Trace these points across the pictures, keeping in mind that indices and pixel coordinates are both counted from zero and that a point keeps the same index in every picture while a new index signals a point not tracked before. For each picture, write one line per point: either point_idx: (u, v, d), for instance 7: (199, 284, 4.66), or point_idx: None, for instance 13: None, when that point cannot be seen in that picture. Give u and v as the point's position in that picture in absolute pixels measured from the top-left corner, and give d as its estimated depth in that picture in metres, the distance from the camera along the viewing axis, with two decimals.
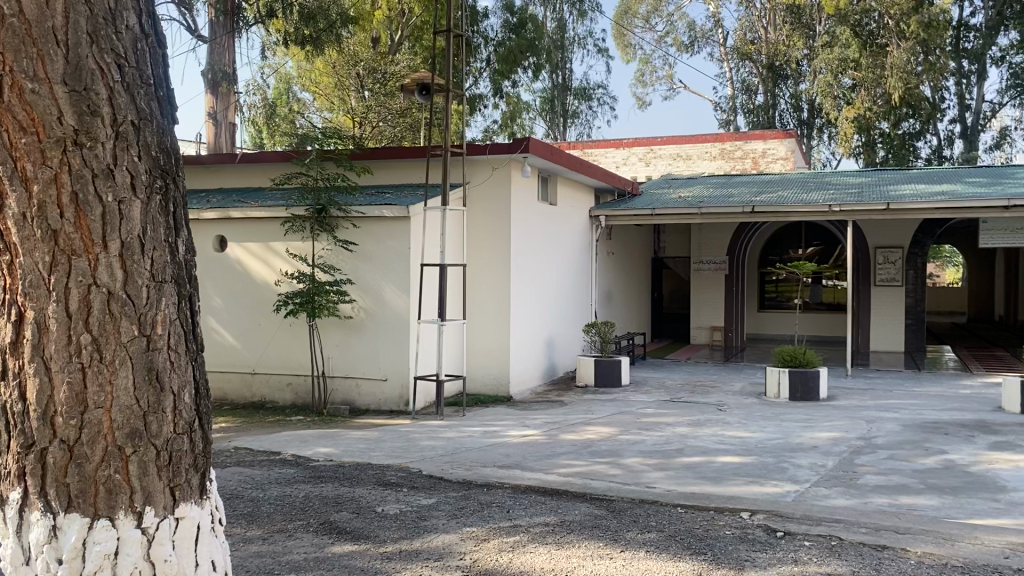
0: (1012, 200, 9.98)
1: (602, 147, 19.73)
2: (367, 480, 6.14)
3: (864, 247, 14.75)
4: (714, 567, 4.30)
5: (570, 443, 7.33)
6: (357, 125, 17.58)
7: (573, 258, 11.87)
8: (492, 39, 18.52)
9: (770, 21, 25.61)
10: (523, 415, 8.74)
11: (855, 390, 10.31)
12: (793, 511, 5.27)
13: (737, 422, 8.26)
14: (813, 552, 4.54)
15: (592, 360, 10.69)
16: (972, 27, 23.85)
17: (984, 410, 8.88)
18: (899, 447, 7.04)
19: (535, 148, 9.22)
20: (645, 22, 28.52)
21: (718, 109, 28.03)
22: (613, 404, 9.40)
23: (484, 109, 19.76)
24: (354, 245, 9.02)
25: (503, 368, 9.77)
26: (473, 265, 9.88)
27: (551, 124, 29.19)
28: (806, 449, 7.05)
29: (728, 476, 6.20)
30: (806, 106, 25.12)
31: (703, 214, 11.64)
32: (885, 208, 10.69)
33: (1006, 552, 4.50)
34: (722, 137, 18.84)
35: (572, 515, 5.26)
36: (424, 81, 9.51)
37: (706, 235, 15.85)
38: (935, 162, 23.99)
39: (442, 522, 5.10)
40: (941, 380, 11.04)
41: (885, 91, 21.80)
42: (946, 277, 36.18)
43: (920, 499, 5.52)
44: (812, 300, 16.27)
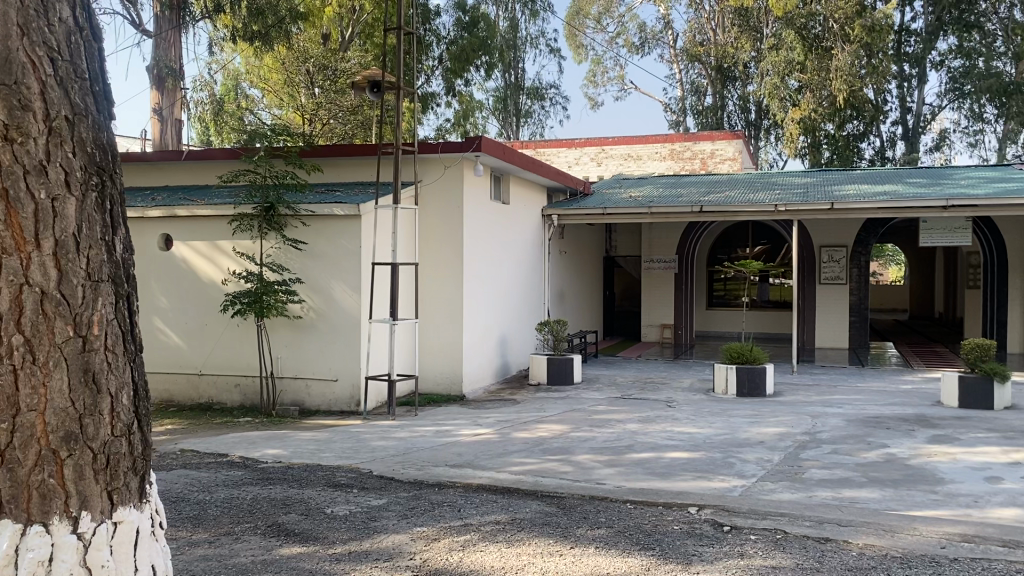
0: (949, 200, 10.27)
1: (555, 147, 19.87)
2: (317, 481, 6.08)
3: (809, 247, 15.05)
4: (662, 562, 4.35)
5: (521, 441, 7.35)
6: (307, 122, 17.38)
7: (526, 256, 11.90)
8: (445, 37, 18.48)
9: (719, 23, 26.01)
10: (475, 414, 8.73)
11: (801, 385, 10.52)
12: (739, 506, 5.35)
13: (686, 419, 8.36)
14: (759, 546, 4.62)
15: (544, 359, 10.71)
16: (913, 32, 24.53)
17: (924, 404, 9.12)
18: (842, 442, 7.20)
19: (487, 147, 9.22)
20: (597, 23, 28.70)
21: (669, 110, 28.40)
22: (564, 402, 9.45)
23: (436, 107, 19.77)
24: (304, 245, 8.91)
25: (456, 366, 9.75)
26: (425, 265, 9.83)
27: (504, 123, 29.29)
28: (752, 444, 7.18)
29: (676, 471, 6.28)
30: (753, 108, 25.60)
31: (653, 213, 11.76)
32: (829, 208, 10.93)
33: (943, 541, 4.64)
34: (671, 138, 19.05)
35: (522, 513, 5.28)
36: (375, 78, 9.43)
37: (657, 234, 16.03)
38: (878, 163, 24.61)
39: (392, 523, 5.07)
40: (884, 376, 11.31)
41: (830, 93, 22.24)
42: (888, 276, 37.20)
43: (862, 492, 5.65)
44: (759, 298, 16.55)
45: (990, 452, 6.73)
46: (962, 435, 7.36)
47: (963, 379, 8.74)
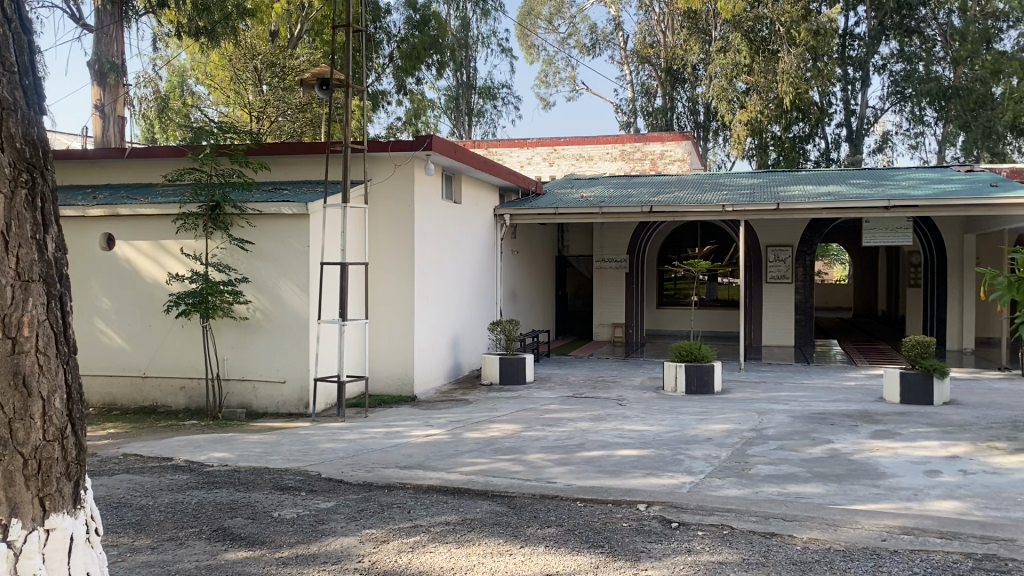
0: (891, 201, 10.51)
1: (507, 147, 19.91)
2: (264, 484, 5.99)
3: (756, 247, 15.30)
4: (611, 560, 4.38)
5: (473, 441, 7.33)
6: (254, 120, 17.12)
7: (478, 256, 11.89)
8: (396, 35, 18.32)
9: (669, 24, 26.31)
10: (426, 415, 8.69)
11: (749, 382, 10.68)
12: (688, 502, 5.41)
13: (637, 417, 8.42)
14: (706, 541, 4.68)
15: (496, 359, 10.70)
16: (856, 36, 25.09)
17: (867, 400, 9.33)
18: (787, 438, 7.32)
19: (437, 146, 9.17)
20: (548, 23, 28.81)
21: (619, 111, 28.66)
22: (516, 401, 9.45)
23: (387, 105, 19.66)
24: (250, 244, 8.77)
25: (406, 367, 9.69)
26: (375, 265, 9.76)
27: (455, 123, 29.28)
28: (701, 441, 7.26)
29: (626, 469, 6.33)
30: (702, 110, 25.99)
31: (604, 214, 11.83)
32: (776, 208, 11.10)
33: (884, 535, 4.74)
34: (622, 139, 19.19)
35: (473, 513, 5.26)
36: (323, 76, 9.32)
37: (608, 234, 16.14)
38: (823, 165, 25.16)
39: (340, 525, 5.02)
40: (828, 373, 11.55)
41: (776, 96, 22.63)
42: (834, 276, 38.02)
43: (807, 487, 5.76)
44: (708, 297, 16.76)
45: (929, 446, 6.90)
46: (902, 430, 7.54)
47: (904, 375, 8.95)
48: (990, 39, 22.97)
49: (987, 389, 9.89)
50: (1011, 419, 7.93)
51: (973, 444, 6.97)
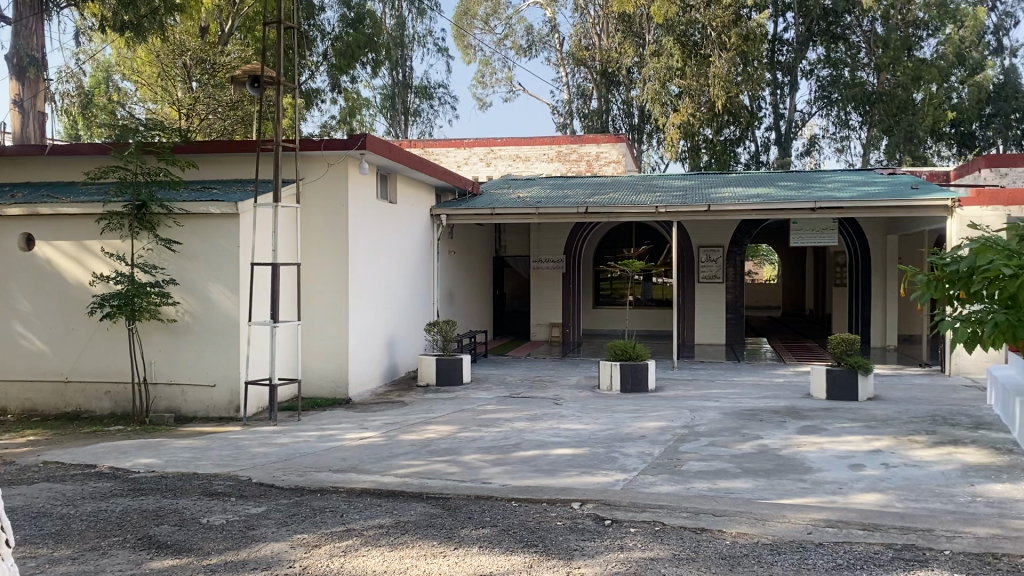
0: (817, 203, 10.81)
1: (444, 147, 19.89)
2: (192, 490, 5.84)
3: (688, 247, 15.57)
4: (544, 559, 4.39)
5: (408, 444, 7.28)
6: (183, 117, 16.69)
7: (414, 256, 11.80)
8: (330, 33, 18.06)
9: (604, 27, 26.53)
10: (361, 417, 8.61)
11: (682, 380, 10.86)
12: (621, 500, 5.46)
13: (572, 416, 8.48)
14: (638, 538, 4.74)
15: (432, 360, 10.66)
16: (785, 41, 25.73)
17: (795, 397, 9.57)
18: (718, 434, 7.45)
19: (372, 144, 9.10)
20: (484, 24, 28.84)
21: (556, 113, 28.88)
22: (453, 402, 9.41)
23: (321, 104, 19.45)
24: (178, 245, 8.55)
25: (341, 369, 9.58)
26: (307, 265, 9.62)
27: (392, 122, 29.12)
28: (635, 438, 7.36)
29: (561, 468, 6.36)
30: (636, 113, 26.41)
31: (541, 214, 11.90)
32: (707, 209, 11.33)
33: (810, 528, 4.87)
34: (558, 140, 19.33)
35: (407, 516, 5.22)
36: (254, 73, 9.15)
37: (545, 235, 16.23)
38: (753, 167, 25.79)
39: (271, 531, 4.93)
40: (759, 370, 11.82)
41: (708, 99, 23.07)
42: (764, 275, 38.96)
43: (736, 482, 5.88)
44: (643, 297, 16.99)
45: (854, 441, 7.11)
46: (828, 426, 7.76)
47: (830, 372, 9.21)
48: (911, 46, 23.73)
49: (909, 385, 10.24)
50: (931, 414, 8.23)
51: (895, 438, 7.21)
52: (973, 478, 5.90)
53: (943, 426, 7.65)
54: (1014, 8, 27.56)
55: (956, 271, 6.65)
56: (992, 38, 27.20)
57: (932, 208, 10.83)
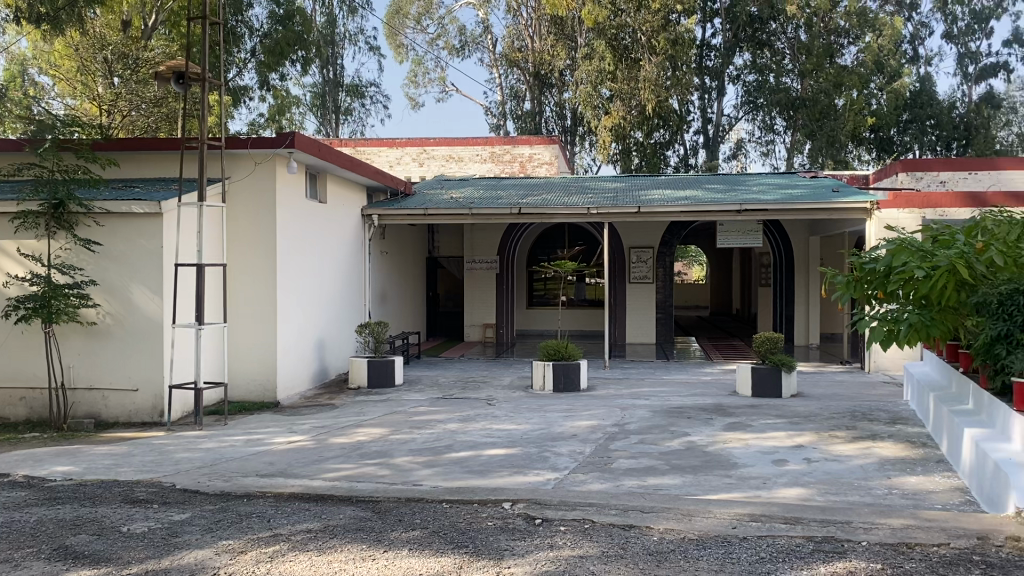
0: (743, 205, 11.06)
1: (376, 146, 19.75)
2: (112, 498, 5.67)
3: (620, 247, 15.77)
4: (474, 559, 4.40)
5: (339, 447, 7.19)
6: (104, 113, 16.17)
7: (344, 257, 11.65)
8: (258, 29, 17.72)
9: (536, 30, 26.63)
10: (290, 420, 8.48)
11: (613, 379, 11.00)
12: (551, 499, 5.50)
13: (504, 416, 8.51)
14: (568, 536, 4.78)
15: (364, 361, 10.56)
16: (713, 47, 26.28)
17: (722, 394, 9.78)
18: (648, 432, 7.57)
19: (301, 143, 8.97)
20: (416, 23, 28.69)
21: (489, 113, 28.95)
22: (384, 404, 9.34)
23: (249, 101, 19.10)
24: (98, 245, 8.28)
25: (269, 373, 9.41)
26: (234, 265, 9.43)
27: (322, 120, 28.74)
28: (566, 437, 7.42)
29: (493, 468, 6.38)
30: (569, 115, 26.72)
31: (474, 214, 11.88)
32: (637, 211, 11.48)
33: (735, 522, 4.98)
34: (491, 141, 19.36)
35: (336, 520, 5.16)
36: (178, 69, 8.93)
37: (478, 235, 16.22)
38: (682, 170, 26.34)
39: (195, 537, 4.82)
40: (687, 368, 12.06)
41: (639, 103, 23.43)
42: (692, 274, 39.70)
43: (664, 479, 5.98)
44: (576, 297, 17.16)
45: (778, 437, 7.31)
46: (753, 422, 7.95)
47: (755, 370, 9.45)
48: (833, 54, 24.49)
49: (830, 381, 10.58)
50: (850, 409, 8.51)
51: (817, 434, 7.43)
52: (890, 471, 6.13)
53: (862, 421, 7.91)
54: (929, 19, 28.66)
55: (874, 270, 6.91)
56: (908, 47, 28.28)
57: (852, 210, 11.21)
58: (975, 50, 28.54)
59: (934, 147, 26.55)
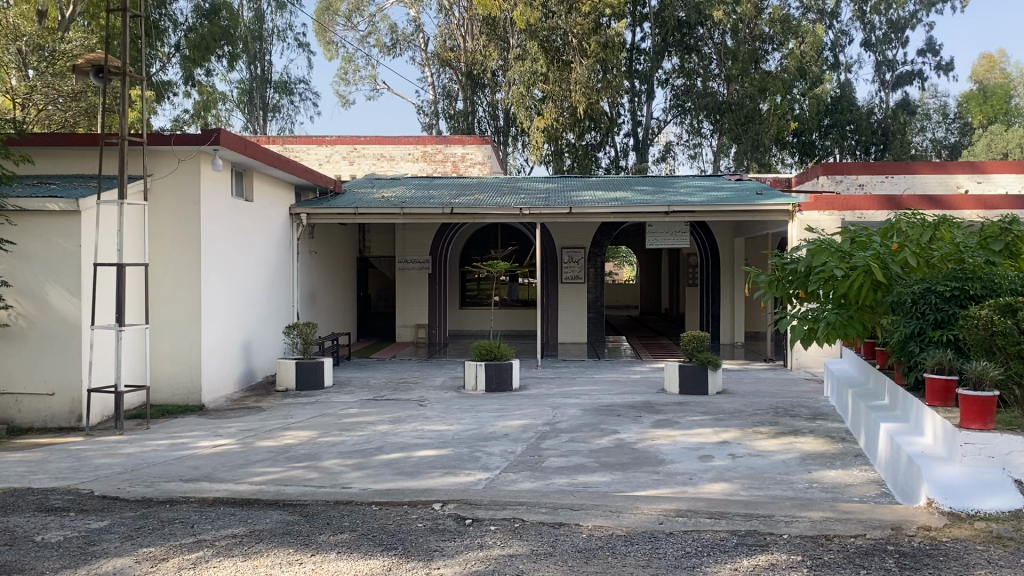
0: (671, 207, 11.25)
1: (305, 144, 19.48)
2: (25, 507, 5.45)
3: (552, 247, 15.88)
4: (404, 561, 4.37)
5: (265, 450, 7.07)
6: (18, 107, 15.54)
7: (272, 257, 11.44)
8: (183, 23, 17.31)
9: (468, 30, 26.62)
10: (216, 424, 8.30)
11: (544, 378, 11.08)
12: (482, 498, 5.49)
13: (435, 417, 8.48)
14: (498, 536, 4.80)
15: (292, 363, 10.38)
16: (642, 51, 26.64)
17: (650, 392, 9.94)
18: (579, 431, 7.65)
19: (226, 140, 8.79)
20: (346, 20, 28.35)
21: (421, 113, 28.87)
22: (313, 407, 9.21)
23: (173, 97, 18.65)
24: (11, 244, 7.97)
25: (193, 375, 9.19)
26: (156, 264, 9.18)
27: (249, 117, 28.24)
28: (498, 437, 7.44)
29: (424, 469, 6.35)
30: (501, 115, 26.83)
31: (405, 214, 11.82)
32: (568, 212, 11.60)
33: (661, 518, 5.06)
34: (423, 141, 19.29)
35: (262, 524, 5.07)
36: (98, 62, 8.63)
37: (410, 235, 16.13)
38: (613, 172, 26.70)
39: (114, 545, 4.67)
40: (617, 367, 12.24)
41: (571, 105, 23.66)
42: (623, 275, 40.29)
43: (594, 477, 6.05)
44: (508, 297, 17.26)
45: (704, 433, 7.47)
46: (680, 419, 8.11)
47: (683, 368, 9.64)
48: (758, 59, 25.10)
49: (753, 378, 10.87)
50: (773, 406, 8.75)
51: (741, 430, 7.62)
52: (811, 466, 6.31)
53: (784, 417, 8.14)
54: (848, 27, 29.64)
55: (795, 271, 7.13)
56: (830, 54, 29.20)
57: (776, 212, 11.53)
58: (891, 58, 29.63)
59: (854, 151, 27.50)
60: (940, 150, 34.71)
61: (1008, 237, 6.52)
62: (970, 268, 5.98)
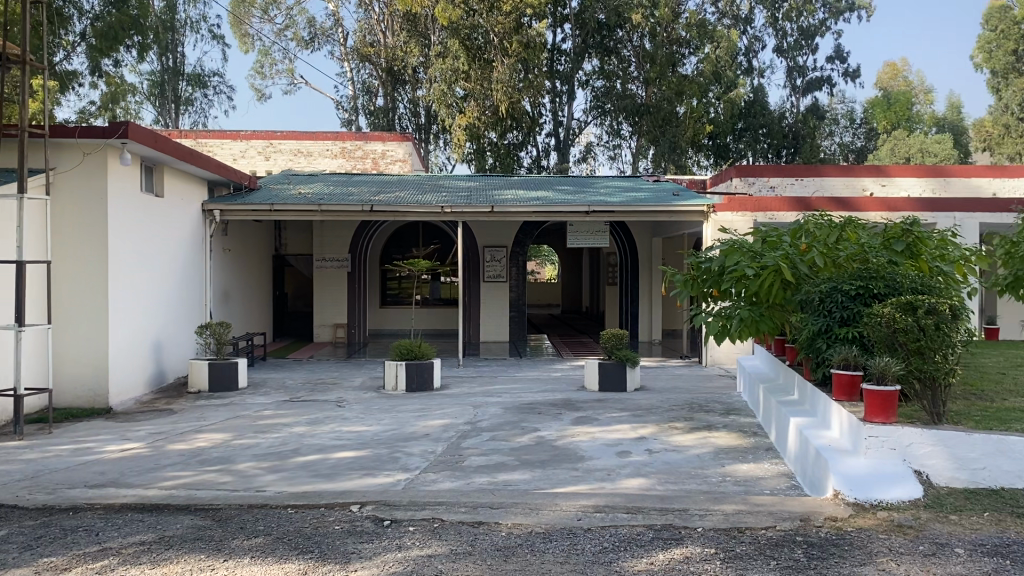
0: (591, 207, 11.38)
1: (218, 138, 18.96)
2: None
3: (474, 246, 15.86)
4: (320, 564, 4.30)
5: (176, 453, 6.85)
6: None
7: (183, 255, 11.10)
8: (88, 12, 16.60)
9: (388, 25, 26.42)
10: (124, 428, 8.00)
11: (465, 377, 11.06)
12: (400, 499, 5.44)
13: (354, 417, 8.37)
14: (416, 536, 4.76)
15: (205, 364, 10.10)
16: (563, 52, 26.81)
17: (570, 389, 10.04)
18: (499, 429, 7.66)
19: (134, 133, 8.49)
20: (263, 12, 27.73)
21: (340, 108, 28.53)
22: (227, 409, 8.97)
23: (78, 87, 17.92)
24: None
25: (100, 378, 8.85)
26: (59, 263, 8.78)
27: (160, 110, 27.43)
28: (418, 437, 7.39)
29: (341, 471, 6.26)
30: (422, 113, 26.69)
31: (323, 211, 11.63)
32: (490, 210, 11.63)
33: (580, 514, 5.11)
34: (342, 137, 19.02)
35: (171, 530, 4.91)
36: None
37: (328, 232, 15.88)
38: (534, 171, 26.86)
39: (12, 556, 4.45)
40: (538, 365, 12.32)
41: (492, 103, 23.66)
42: (546, 273, 40.64)
43: (514, 475, 6.07)
44: (430, 296, 17.20)
45: (622, 429, 7.58)
46: (599, 416, 8.20)
47: (602, 365, 9.75)
48: (675, 63, 25.62)
49: (670, 375, 11.10)
50: (689, 402, 8.95)
51: (658, 425, 7.76)
52: (724, 460, 6.47)
53: (699, 413, 8.34)
54: (761, 33, 30.54)
55: (709, 269, 7.31)
56: (743, 59, 30.02)
57: (692, 213, 11.80)
58: (802, 65, 30.64)
59: (766, 154, 28.38)
60: (847, 154, 36.01)
61: (909, 237, 6.82)
62: (873, 268, 6.23)
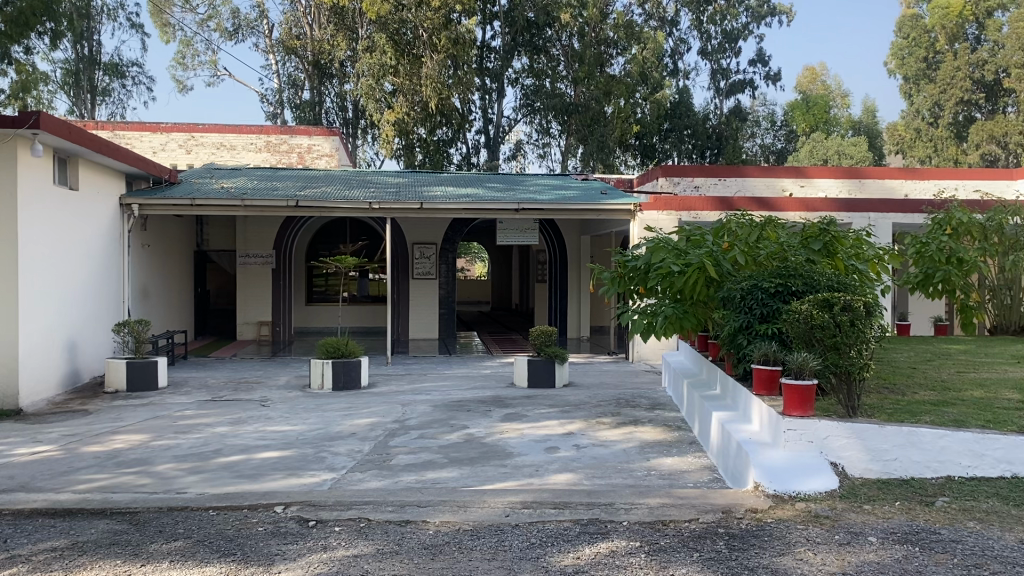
0: (519, 204, 11.44)
1: (137, 130, 18.35)
2: None
3: (403, 242, 15.75)
4: (242, 567, 4.22)
5: (91, 456, 6.62)
6: None
7: (100, 250, 10.72)
8: None
9: (315, 18, 26.00)
10: (34, 430, 7.67)
11: (393, 375, 10.98)
12: (325, 499, 5.38)
13: (280, 417, 8.23)
14: (342, 536, 4.71)
15: (123, 364, 9.78)
16: (492, 49, 26.84)
17: (499, 386, 10.06)
18: (427, 427, 7.63)
19: (47, 122, 8.15)
20: (184, 2, 26.93)
21: (265, 101, 27.95)
22: (146, 409, 8.70)
23: None
24: None
25: (7, 377, 8.48)
26: None
27: (75, 99, 26.44)
28: (344, 436, 7.30)
29: (265, 471, 6.14)
30: (350, 107, 26.33)
31: (247, 206, 11.38)
32: (418, 207, 11.57)
33: (507, 510, 5.14)
34: (266, 129, 18.61)
35: (85, 535, 4.74)
36: None
37: (252, 227, 15.55)
38: (464, 168, 26.85)
39: None
40: (467, 362, 12.31)
41: (421, 100, 23.50)
42: (475, 270, 40.62)
43: (442, 472, 6.06)
44: (358, 293, 17.06)
45: (550, 426, 7.63)
46: (527, 413, 8.24)
47: (531, 362, 9.81)
48: (603, 63, 25.94)
49: (597, 371, 11.24)
50: (615, 397, 9.08)
51: (585, 421, 7.84)
52: (649, 454, 6.59)
53: (625, 408, 8.47)
54: (687, 35, 31.12)
55: (635, 267, 7.43)
56: (669, 61, 30.54)
57: (618, 211, 11.95)
58: (725, 68, 31.33)
59: (690, 154, 28.96)
60: (768, 156, 37.00)
61: (826, 237, 7.04)
62: (791, 266, 6.42)
